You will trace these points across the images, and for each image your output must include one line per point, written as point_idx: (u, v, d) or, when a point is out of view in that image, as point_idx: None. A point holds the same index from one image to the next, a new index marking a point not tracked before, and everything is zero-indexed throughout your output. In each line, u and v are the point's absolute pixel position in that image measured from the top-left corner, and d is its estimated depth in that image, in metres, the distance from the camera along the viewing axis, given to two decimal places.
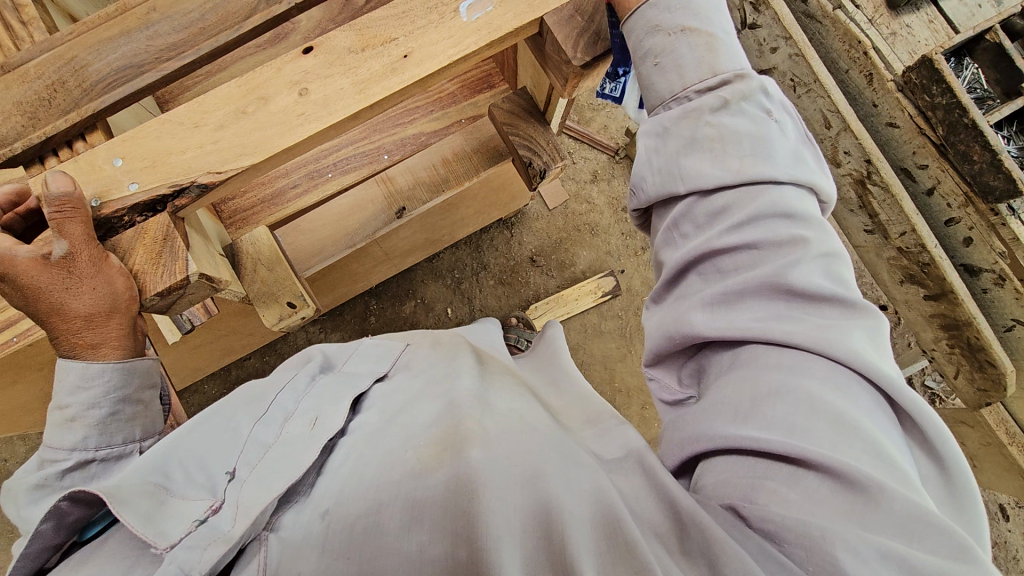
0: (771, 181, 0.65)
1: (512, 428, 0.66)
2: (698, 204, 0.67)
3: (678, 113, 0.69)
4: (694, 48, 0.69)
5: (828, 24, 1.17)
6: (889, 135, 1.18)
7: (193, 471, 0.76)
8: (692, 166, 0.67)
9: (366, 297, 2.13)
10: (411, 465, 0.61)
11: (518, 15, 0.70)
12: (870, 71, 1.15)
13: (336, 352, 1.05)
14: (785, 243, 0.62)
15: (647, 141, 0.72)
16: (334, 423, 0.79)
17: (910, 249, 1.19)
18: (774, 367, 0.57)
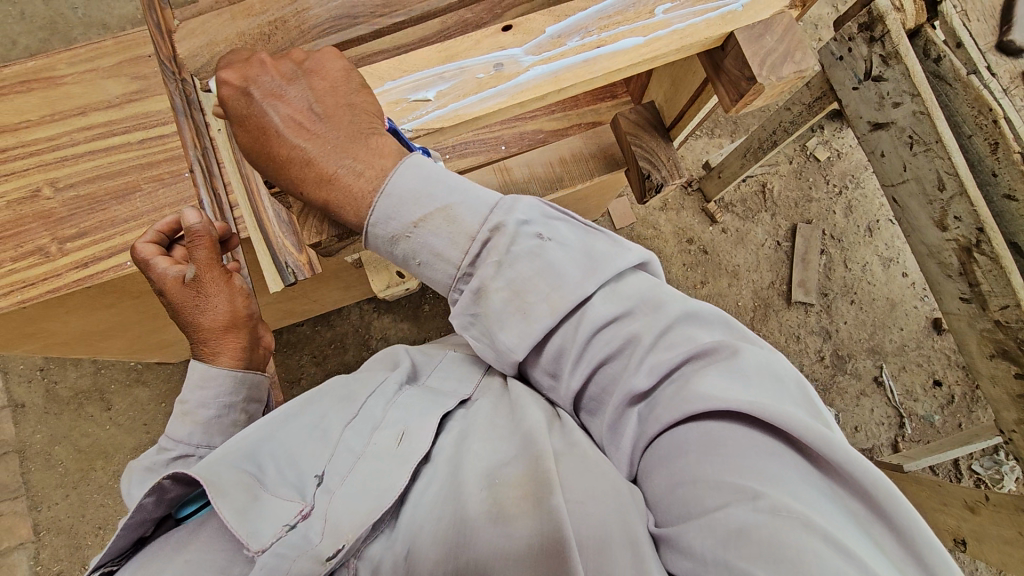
0: (580, 299, 0.76)
1: (597, 472, 0.74)
2: (544, 352, 0.80)
3: (469, 296, 0.78)
4: (438, 233, 0.76)
5: (958, 87, 1.17)
6: (1004, 208, 1.17)
7: (286, 469, 0.83)
8: (511, 337, 0.77)
9: (423, 284, 2.16)
10: (485, 508, 0.73)
11: (710, 24, 0.78)
12: (996, 140, 1.14)
13: (424, 360, 1.07)
14: (620, 346, 0.76)
15: (468, 332, 0.81)
16: (420, 446, 0.84)
17: (1010, 323, 1.18)
18: (671, 443, 0.70)
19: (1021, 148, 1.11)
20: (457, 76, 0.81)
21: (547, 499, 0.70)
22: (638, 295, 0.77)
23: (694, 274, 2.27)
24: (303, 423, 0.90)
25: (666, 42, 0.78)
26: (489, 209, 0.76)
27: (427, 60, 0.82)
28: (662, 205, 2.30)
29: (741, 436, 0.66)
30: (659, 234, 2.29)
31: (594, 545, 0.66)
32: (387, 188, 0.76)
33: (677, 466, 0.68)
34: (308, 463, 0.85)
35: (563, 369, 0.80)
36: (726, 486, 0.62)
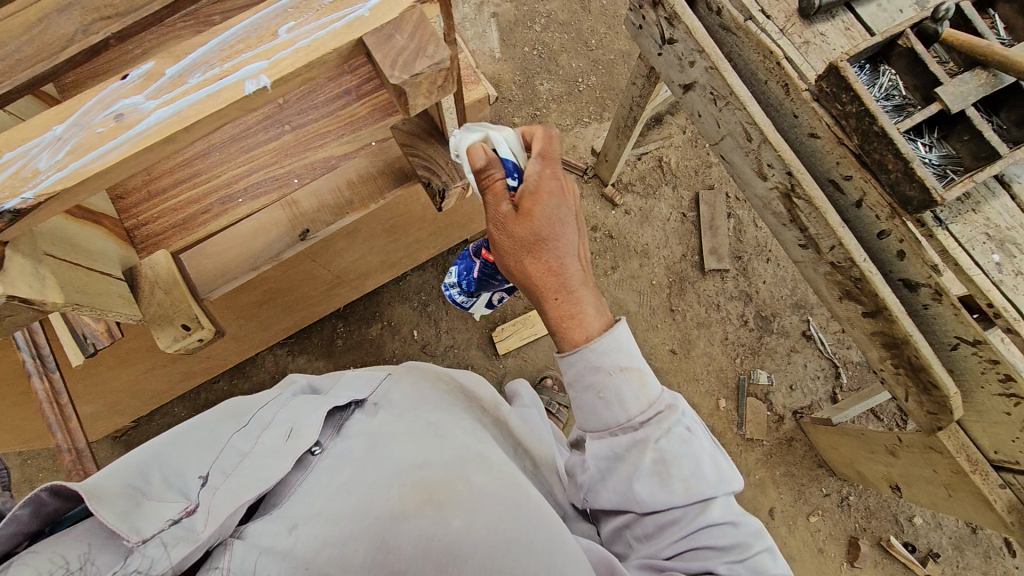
0: (707, 497, 0.91)
1: (491, 476, 0.90)
2: (638, 522, 0.95)
3: (626, 441, 0.95)
4: (630, 385, 0.96)
5: (742, 36, 1.14)
6: (813, 147, 1.13)
7: (170, 476, 0.85)
8: (639, 492, 0.93)
9: (333, 319, 2.15)
10: (392, 507, 0.80)
11: (341, 33, 0.66)
12: (786, 81, 1.10)
13: (322, 381, 1.20)
14: (696, 504, 0.91)
15: (597, 452, 0.97)
16: (308, 437, 0.92)
17: (840, 263, 1.14)
18: (707, 541, 0.89)
19: (807, 87, 1.08)
20: (75, 134, 0.63)
21: (446, 510, 0.81)
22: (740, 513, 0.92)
23: (604, 260, 2.23)
24: (188, 438, 0.95)
25: (292, 61, 0.65)
26: (660, 392, 0.98)
27: (44, 122, 0.64)
28: None
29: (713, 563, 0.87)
30: None
31: (484, 548, 0.78)
32: (614, 335, 0.97)
33: (718, 543, 0.88)
34: (191, 468, 0.88)
35: (624, 485, 0.94)
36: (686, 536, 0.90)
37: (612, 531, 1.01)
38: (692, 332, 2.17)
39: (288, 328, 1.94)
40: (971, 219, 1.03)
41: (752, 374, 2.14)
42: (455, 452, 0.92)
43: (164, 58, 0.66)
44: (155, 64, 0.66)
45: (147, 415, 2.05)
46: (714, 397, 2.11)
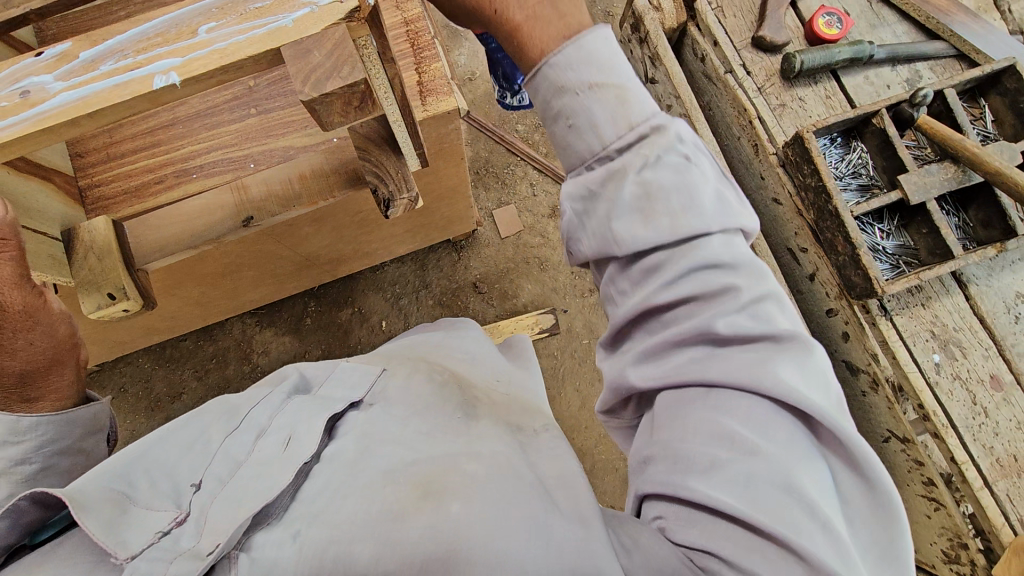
0: (742, 349, 0.69)
1: (504, 476, 0.72)
2: (634, 264, 0.75)
3: (602, 173, 0.76)
4: (627, 186, 0.74)
5: (721, 87, 1.11)
6: (774, 213, 1.11)
7: (159, 481, 0.76)
8: (624, 230, 0.73)
9: (305, 297, 2.17)
10: (388, 507, 0.66)
11: (252, 42, 0.65)
12: (756, 141, 1.08)
13: (316, 371, 1.04)
14: (720, 290, 0.71)
15: (574, 204, 0.78)
16: (306, 447, 0.77)
17: None
18: (707, 409, 0.67)
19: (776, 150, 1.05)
20: None
21: (446, 498, 0.66)
22: (760, 281, 0.73)
23: (583, 282, 2.21)
24: (182, 433, 0.85)
25: (205, 62, 0.64)
26: (654, 115, 0.76)
27: None
28: (551, 212, 2.27)
29: (766, 373, 0.66)
30: (547, 242, 2.24)
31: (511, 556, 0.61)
32: (582, 41, 0.74)
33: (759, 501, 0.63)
34: (185, 473, 0.78)
35: (634, 291, 0.75)
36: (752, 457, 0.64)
37: (610, 366, 0.80)
38: None
39: (256, 300, 1.95)
40: (919, 313, 0.99)
41: None
42: (466, 452, 0.77)
43: (83, 41, 0.67)
44: (72, 47, 0.66)
45: (111, 361, 2.09)
46: None
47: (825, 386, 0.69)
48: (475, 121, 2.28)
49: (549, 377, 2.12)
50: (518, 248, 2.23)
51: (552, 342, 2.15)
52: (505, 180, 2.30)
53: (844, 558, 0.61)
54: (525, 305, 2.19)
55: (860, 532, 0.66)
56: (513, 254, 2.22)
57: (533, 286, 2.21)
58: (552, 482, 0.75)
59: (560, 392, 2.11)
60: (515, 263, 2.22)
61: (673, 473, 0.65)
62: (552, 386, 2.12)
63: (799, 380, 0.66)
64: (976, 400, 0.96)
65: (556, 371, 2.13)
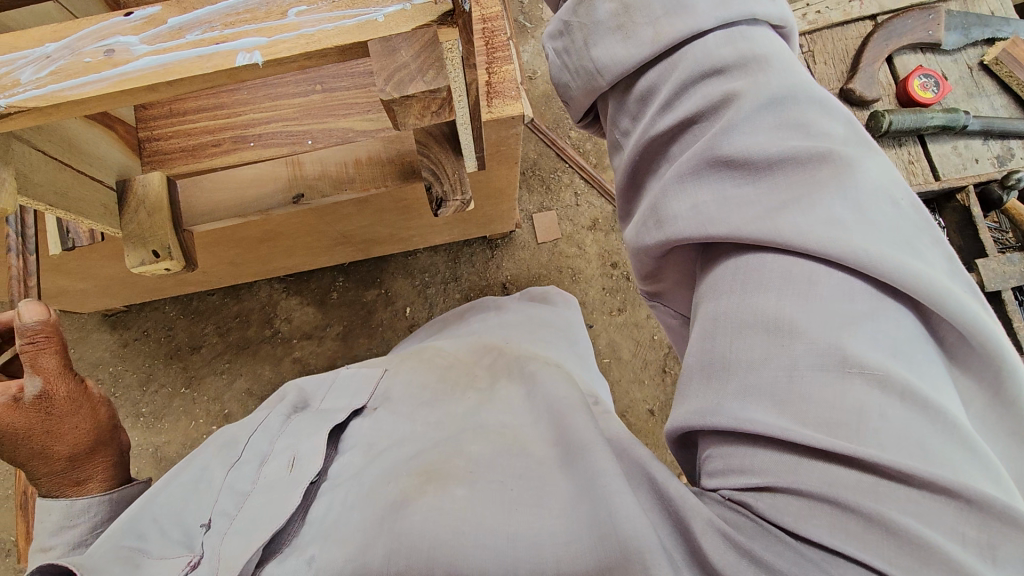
0: (693, 33, 0.61)
1: (506, 451, 0.72)
2: (630, 96, 0.68)
3: (576, 4, 0.70)
4: (616, 39, 0.66)
5: None
6: None
7: (167, 528, 0.77)
8: (605, 56, 0.67)
9: (334, 272, 2.17)
10: (395, 495, 0.68)
11: (342, 32, 0.63)
12: None
13: (314, 387, 1.04)
14: (745, 56, 0.59)
15: (557, 47, 0.73)
16: (312, 464, 0.81)
17: None
18: (734, 274, 0.56)
19: None
20: (63, 57, 0.63)
21: (450, 482, 0.67)
22: (770, 47, 0.61)
23: (612, 300, 2.18)
24: (183, 479, 0.85)
25: (290, 46, 0.63)
26: None
27: (41, 36, 0.65)
28: (591, 225, 2.23)
29: (785, 216, 0.53)
30: (582, 254, 2.21)
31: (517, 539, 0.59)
32: None
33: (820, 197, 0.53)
34: (192, 514, 0.79)
35: (644, 106, 0.66)
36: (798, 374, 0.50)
37: (638, 190, 0.72)
38: None
39: (287, 268, 1.96)
40: None
41: None
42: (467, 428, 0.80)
43: (171, 7, 0.65)
44: (161, 11, 0.65)
45: (138, 305, 2.12)
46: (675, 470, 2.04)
47: (910, 231, 0.52)
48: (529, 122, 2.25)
49: None
50: (553, 256, 2.20)
51: None
52: (550, 185, 2.26)
53: (927, 457, 0.46)
54: None
55: (981, 412, 0.52)
56: (547, 260, 2.20)
57: None
58: (558, 419, 0.74)
59: None
60: (547, 271, 2.19)
61: (708, 390, 0.55)
62: None
63: (843, 212, 0.52)
64: None
65: None
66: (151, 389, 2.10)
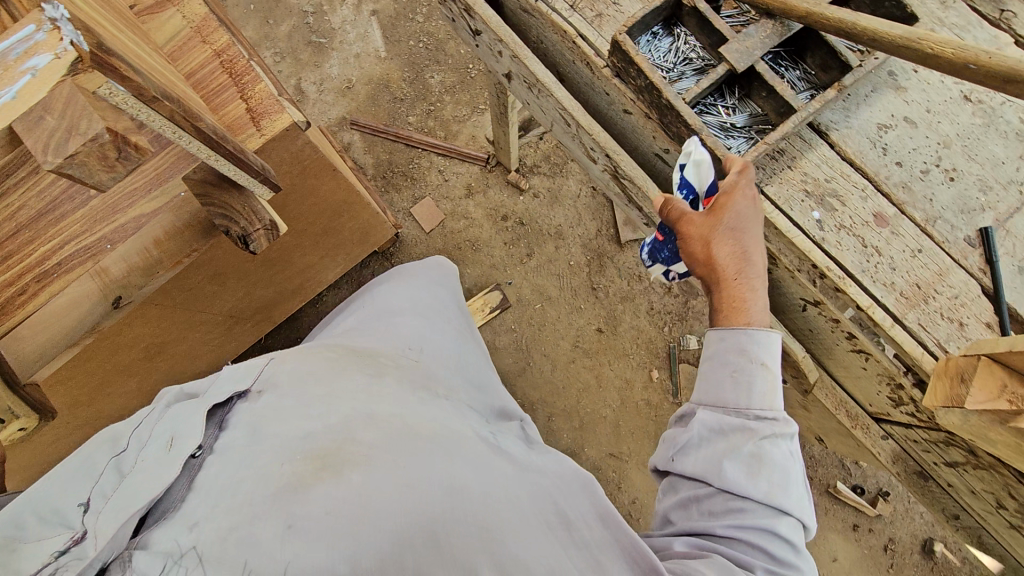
0: (785, 436, 0.92)
1: (394, 437, 0.81)
2: (714, 415, 0.96)
3: (733, 360, 0.97)
4: (764, 382, 0.94)
5: (538, 17, 1.08)
6: (629, 123, 1.07)
7: (46, 514, 0.69)
8: (712, 415, 0.96)
9: (256, 352, 2.14)
10: (287, 481, 0.70)
11: None
12: (586, 60, 1.04)
13: (198, 382, 1.01)
14: (782, 485, 0.88)
15: (710, 346, 1.01)
16: (191, 442, 0.77)
17: (676, 240, 1.09)
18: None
19: (604, 62, 1.02)
20: None
21: (344, 468, 0.72)
22: (798, 507, 0.89)
23: (518, 249, 2.19)
24: (68, 466, 0.78)
25: None
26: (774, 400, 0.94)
27: None
28: (467, 192, 2.23)
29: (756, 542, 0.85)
30: (472, 222, 2.21)
31: (422, 524, 0.70)
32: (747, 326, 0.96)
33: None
34: (72, 493, 0.72)
35: (701, 442, 0.95)
36: (750, 455, 0.89)
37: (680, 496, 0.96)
38: (617, 307, 2.13)
39: (205, 375, 1.92)
40: (787, 178, 0.96)
41: (682, 340, 2.10)
42: (360, 410, 0.85)
43: None
44: None
45: None
46: (646, 370, 2.08)
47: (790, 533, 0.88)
48: (358, 126, 2.26)
49: (514, 350, 2.11)
50: (446, 237, 2.20)
51: (507, 317, 2.13)
52: (414, 175, 2.26)
53: None
54: (470, 289, 2.17)
55: None
56: (443, 243, 2.19)
57: (471, 269, 2.18)
58: (450, 437, 0.89)
59: (531, 362, 2.10)
60: (448, 252, 2.19)
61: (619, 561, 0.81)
62: (521, 359, 2.10)
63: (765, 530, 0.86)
64: (865, 242, 0.93)
65: (520, 342, 2.11)
66: None
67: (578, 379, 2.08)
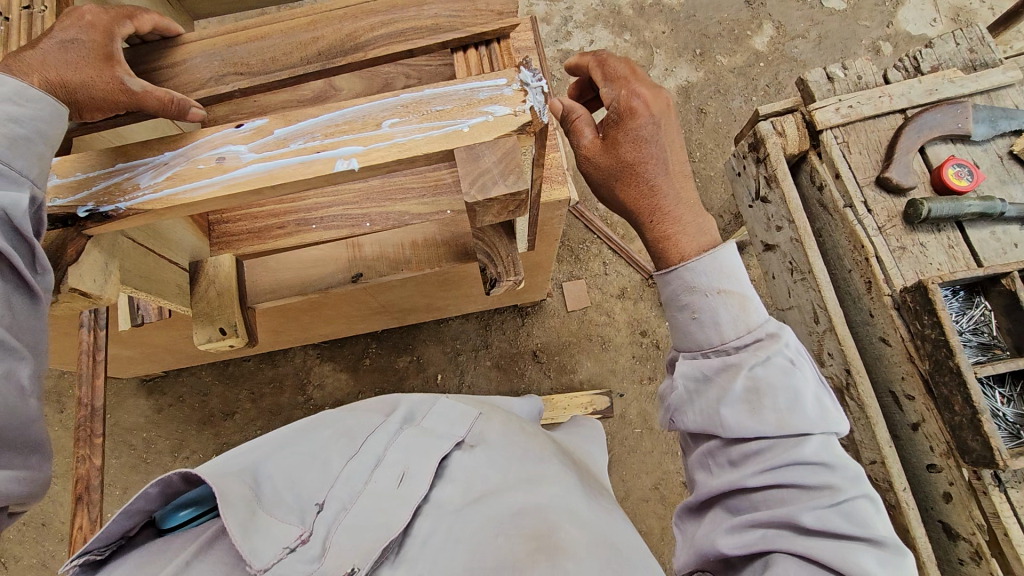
0: (804, 433, 0.76)
1: (609, 548, 0.71)
2: (735, 399, 0.80)
3: (718, 364, 0.85)
4: (729, 310, 0.85)
5: (837, 218, 1.11)
6: (880, 351, 1.08)
7: (279, 487, 0.74)
8: (729, 416, 0.80)
9: (368, 338, 2.21)
10: (504, 559, 0.66)
11: (430, 141, 0.70)
12: (870, 279, 1.06)
13: (418, 400, 0.97)
14: (811, 485, 0.74)
15: (687, 378, 0.87)
16: (418, 486, 0.76)
17: (878, 481, 1.06)
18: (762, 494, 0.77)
19: (891, 292, 1.03)
20: (179, 163, 0.71)
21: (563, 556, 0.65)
22: (832, 453, 0.75)
23: (643, 368, 2.18)
24: (303, 447, 0.81)
25: (384, 153, 0.69)
26: (764, 320, 0.85)
27: (157, 145, 0.72)
28: (619, 293, 2.26)
29: (788, 440, 0.76)
30: (611, 322, 2.23)
31: None
32: (692, 265, 0.87)
33: (810, 482, 0.74)
34: (306, 487, 0.76)
35: (712, 443, 0.84)
36: (747, 393, 0.80)
37: (697, 458, 0.87)
38: None
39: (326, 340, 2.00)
40: None
41: None
42: (566, 506, 0.76)
43: (277, 119, 0.72)
44: (268, 122, 0.72)
45: (176, 369, 2.15)
46: None
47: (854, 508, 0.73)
48: (574, 202, 2.25)
49: None
50: (582, 324, 2.23)
51: (603, 425, 2.11)
52: (579, 255, 2.31)
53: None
54: (581, 382, 2.17)
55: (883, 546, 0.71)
56: (577, 328, 2.22)
57: (591, 364, 2.19)
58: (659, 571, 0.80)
59: None
60: (577, 338, 2.21)
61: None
62: None
63: (790, 384, 0.78)
64: None
65: None
66: (182, 455, 2.11)
67: (642, 520, 2.02)
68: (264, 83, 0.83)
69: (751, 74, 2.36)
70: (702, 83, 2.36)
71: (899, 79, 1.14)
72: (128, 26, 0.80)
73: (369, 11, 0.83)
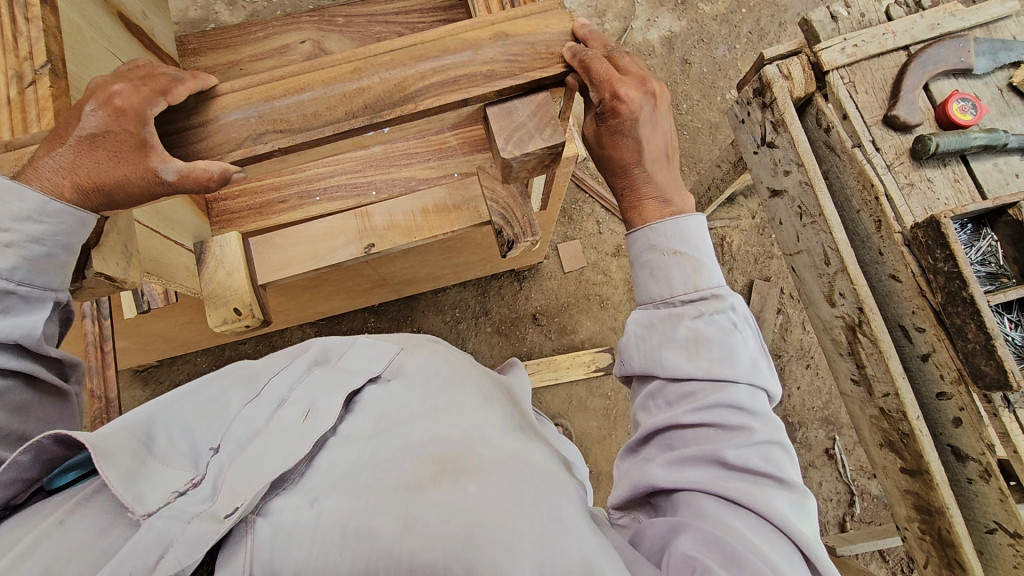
0: (734, 381, 0.74)
1: (524, 464, 0.63)
2: (677, 347, 0.77)
3: (665, 312, 0.80)
4: (682, 268, 0.80)
5: (846, 159, 1.12)
6: (889, 288, 1.11)
7: (177, 436, 0.65)
8: (670, 360, 0.77)
9: (366, 313, 2.18)
10: (405, 478, 0.57)
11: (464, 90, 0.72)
12: (880, 218, 1.08)
13: (336, 343, 0.88)
14: (736, 429, 0.72)
15: (636, 326, 0.82)
16: (324, 417, 0.67)
17: (891, 413, 1.11)
18: (694, 438, 0.73)
19: (901, 229, 1.05)
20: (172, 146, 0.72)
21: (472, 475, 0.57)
22: (760, 409, 0.74)
23: None
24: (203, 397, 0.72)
25: None
26: (714, 284, 0.80)
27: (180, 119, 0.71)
28: (614, 251, 2.27)
29: (721, 389, 0.73)
30: (608, 280, 2.25)
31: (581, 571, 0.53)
32: (656, 225, 0.83)
33: (736, 424, 0.71)
34: (207, 430, 0.67)
35: (653, 383, 0.79)
36: (687, 339, 0.76)
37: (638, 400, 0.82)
38: None
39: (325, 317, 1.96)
40: None
41: None
42: (480, 431, 0.68)
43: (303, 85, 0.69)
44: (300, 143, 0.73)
45: (170, 358, 2.10)
46: None
47: (772, 455, 0.72)
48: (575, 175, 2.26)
49: (602, 416, 2.13)
50: (580, 284, 2.24)
51: (606, 381, 2.15)
52: (572, 215, 2.30)
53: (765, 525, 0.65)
54: (583, 341, 2.19)
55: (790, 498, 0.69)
56: (574, 288, 2.23)
57: (591, 323, 2.21)
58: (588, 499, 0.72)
59: (612, 433, 2.11)
60: (575, 298, 2.22)
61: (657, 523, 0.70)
62: (603, 427, 2.12)
63: (725, 338, 0.76)
64: None
65: (609, 411, 2.13)
66: None
67: None
68: (308, 141, 0.71)
69: (733, 21, 2.33)
70: (685, 33, 2.32)
71: (901, 15, 1.13)
72: (163, 103, 0.71)
73: (417, 57, 0.73)
